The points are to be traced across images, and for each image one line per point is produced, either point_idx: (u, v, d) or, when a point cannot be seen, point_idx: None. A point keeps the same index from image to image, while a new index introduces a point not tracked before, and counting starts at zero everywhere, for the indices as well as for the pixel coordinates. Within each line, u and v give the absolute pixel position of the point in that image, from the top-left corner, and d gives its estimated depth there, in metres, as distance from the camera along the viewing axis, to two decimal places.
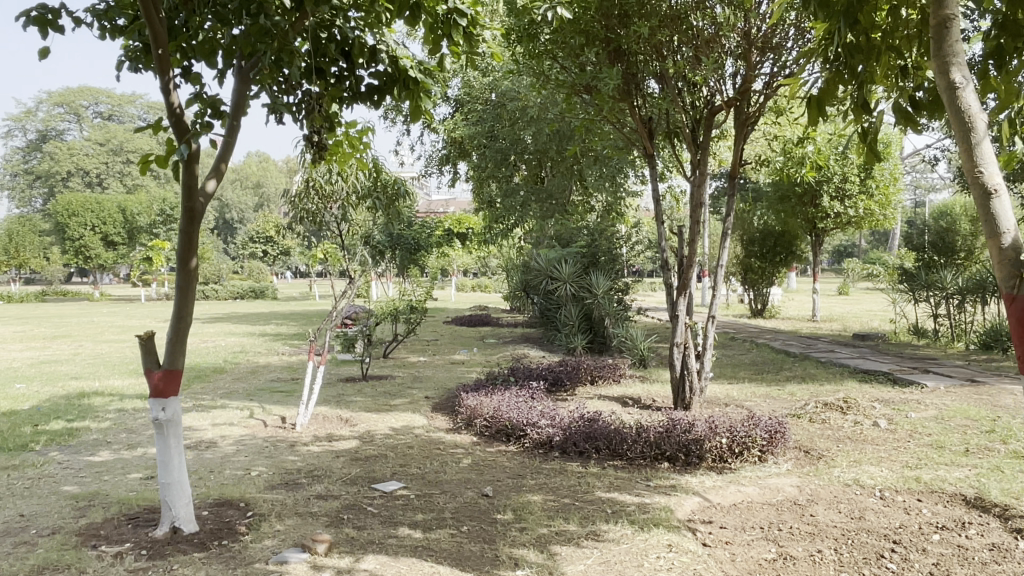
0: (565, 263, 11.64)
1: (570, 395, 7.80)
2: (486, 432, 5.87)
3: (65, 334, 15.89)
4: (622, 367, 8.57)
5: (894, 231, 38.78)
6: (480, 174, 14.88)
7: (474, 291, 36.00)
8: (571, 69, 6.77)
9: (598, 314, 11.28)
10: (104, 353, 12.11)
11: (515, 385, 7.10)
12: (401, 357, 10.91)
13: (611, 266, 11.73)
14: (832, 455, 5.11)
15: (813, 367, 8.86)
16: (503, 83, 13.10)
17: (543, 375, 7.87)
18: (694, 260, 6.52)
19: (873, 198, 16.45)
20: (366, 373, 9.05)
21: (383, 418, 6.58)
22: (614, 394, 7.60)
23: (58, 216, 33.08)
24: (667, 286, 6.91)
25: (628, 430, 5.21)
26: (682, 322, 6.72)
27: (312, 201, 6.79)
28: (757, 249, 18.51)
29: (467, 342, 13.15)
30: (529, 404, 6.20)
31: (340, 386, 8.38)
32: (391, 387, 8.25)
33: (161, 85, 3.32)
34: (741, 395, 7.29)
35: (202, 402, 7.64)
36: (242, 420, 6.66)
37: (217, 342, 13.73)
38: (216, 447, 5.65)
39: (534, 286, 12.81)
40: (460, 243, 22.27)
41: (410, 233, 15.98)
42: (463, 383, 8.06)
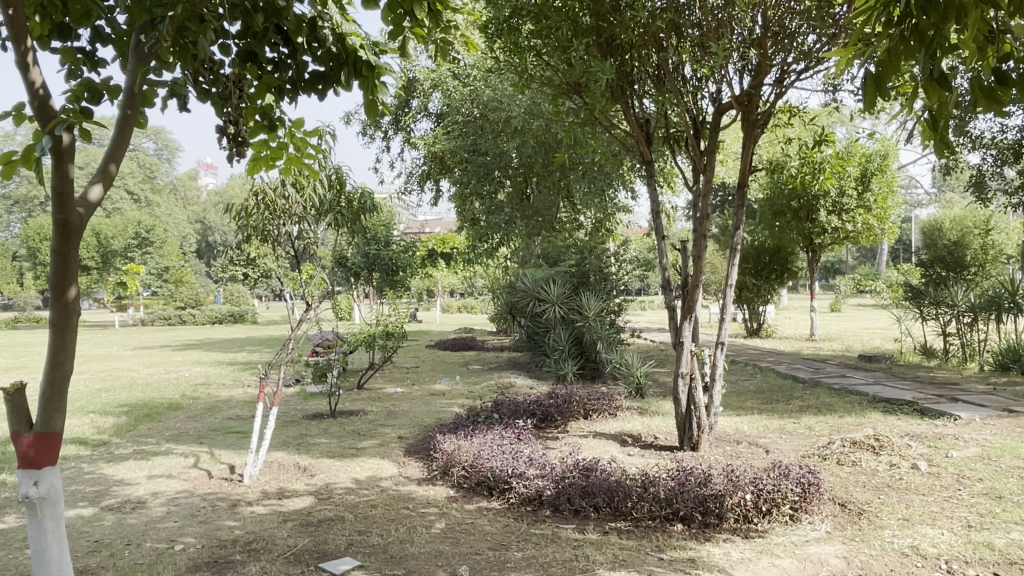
0: (554, 283, 10.86)
1: (562, 432, 6.95)
2: (465, 484, 5.02)
3: (20, 366, 14.80)
4: (618, 400, 7.72)
5: (881, 248, 38.42)
6: (462, 191, 14.09)
7: (459, 312, 35.10)
8: (558, 66, 6.02)
9: (590, 338, 10.48)
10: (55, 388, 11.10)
11: (500, 424, 6.25)
12: (376, 389, 10.03)
13: (603, 286, 10.94)
14: (876, 510, 4.30)
15: (827, 396, 8.07)
16: (484, 93, 12.35)
17: (531, 410, 7.00)
18: (700, 280, 5.70)
19: (871, 212, 15.84)
20: (335, 409, 8.16)
21: (347, 466, 5.71)
22: (612, 430, 6.77)
23: (30, 241, 31.88)
24: (671, 310, 6.08)
25: (632, 483, 4.39)
26: (688, 350, 5.91)
27: (262, 216, 5.92)
28: (751, 266, 17.66)
29: (450, 369, 12.28)
30: (515, 449, 5.36)
31: (304, 426, 7.48)
32: (361, 425, 7.37)
33: (16, 59, 2.53)
34: (755, 433, 6.47)
35: (144, 448, 6.71)
36: (183, 471, 5.75)
37: (181, 373, 12.78)
38: (143, 510, 4.75)
39: (520, 308, 12.00)
40: (445, 264, 21.45)
41: (388, 252, 15.11)
42: (442, 421, 7.20)
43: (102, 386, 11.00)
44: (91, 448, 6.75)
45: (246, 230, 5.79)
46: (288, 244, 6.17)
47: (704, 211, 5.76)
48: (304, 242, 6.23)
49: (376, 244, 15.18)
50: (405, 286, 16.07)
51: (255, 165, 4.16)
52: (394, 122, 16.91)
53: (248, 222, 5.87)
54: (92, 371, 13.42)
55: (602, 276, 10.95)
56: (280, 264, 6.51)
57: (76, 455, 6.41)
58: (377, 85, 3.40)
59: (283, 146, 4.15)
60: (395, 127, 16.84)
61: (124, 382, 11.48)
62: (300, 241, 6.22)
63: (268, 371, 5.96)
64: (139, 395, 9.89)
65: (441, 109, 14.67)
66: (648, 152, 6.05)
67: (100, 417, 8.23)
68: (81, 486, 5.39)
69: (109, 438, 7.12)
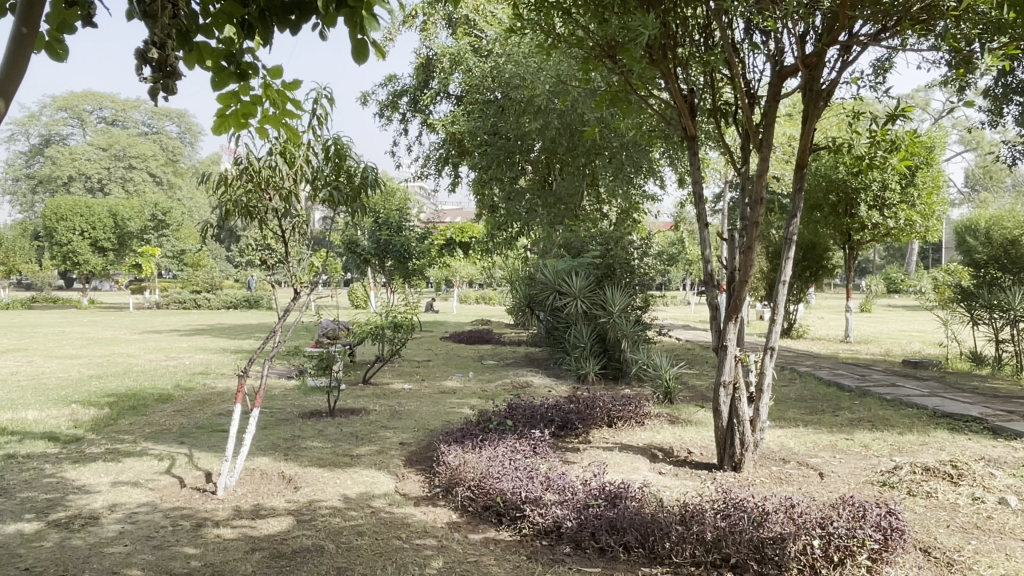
0: (576, 276, 10.09)
1: (584, 442, 6.19)
2: (471, 508, 4.30)
3: (21, 347, 14.26)
4: (647, 407, 6.93)
5: (912, 249, 37.24)
6: (481, 176, 13.32)
7: (477, 303, 34.40)
8: (592, 23, 5.26)
9: (615, 336, 9.72)
10: (48, 372, 10.51)
11: (513, 433, 5.49)
12: (382, 384, 9.32)
13: (629, 281, 10.18)
14: (970, 562, 3.50)
15: (880, 409, 7.22)
16: (507, 69, 11.57)
17: (550, 416, 6.25)
18: (748, 275, 4.89)
19: (916, 208, 14.84)
20: (335, 407, 7.46)
21: (338, 478, 4.98)
22: (640, 442, 6.00)
23: (47, 220, 31.58)
24: (713, 308, 5.28)
25: (671, 518, 3.63)
26: (732, 356, 5.12)
27: (243, 192, 5.16)
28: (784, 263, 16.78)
29: (464, 364, 11.55)
30: (529, 466, 4.62)
31: (299, 426, 6.78)
32: (360, 427, 6.64)
33: None
34: (806, 453, 5.66)
35: (119, 446, 6.04)
36: (152, 479, 5.06)
37: (182, 359, 12.18)
38: (94, 527, 4.05)
39: (538, 302, 11.26)
40: (462, 255, 20.71)
41: (400, 237, 14.40)
42: (449, 426, 6.46)
43: (96, 372, 10.39)
44: (60, 444, 6.09)
45: (221, 212, 4.98)
46: (270, 227, 5.38)
47: (758, 195, 4.86)
48: (291, 222, 5.47)
49: (388, 229, 14.49)
50: (420, 275, 15.37)
51: (223, 124, 3.40)
52: (412, 104, 16.15)
53: (219, 204, 5.02)
54: (90, 355, 12.86)
55: (627, 269, 10.16)
56: (266, 248, 5.75)
57: (42, 454, 5.75)
58: (363, 18, 2.58)
59: (258, 100, 3.39)
60: (413, 109, 16.08)
61: (121, 368, 10.87)
62: (284, 222, 5.46)
63: (249, 366, 5.15)
64: (130, 384, 9.26)
65: (461, 89, 13.89)
66: (691, 127, 5.26)
67: (82, 409, 7.58)
68: (34, 493, 4.72)
69: (84, 434, 6.46)
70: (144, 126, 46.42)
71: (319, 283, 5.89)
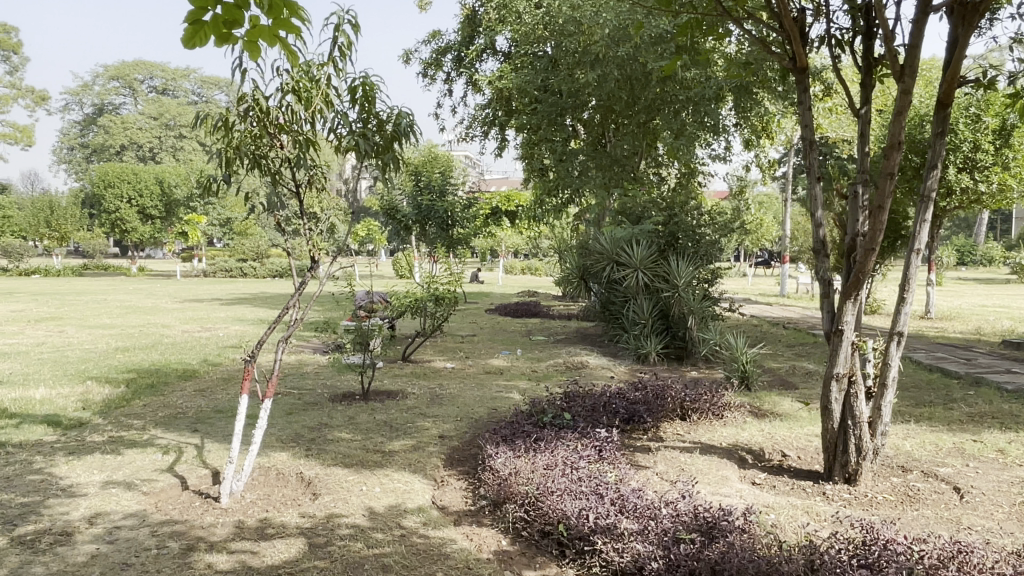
0: (637, 245, 9.08)
1: (654, 439, 5.27)
2: (524, 532, 3.45)
3: (56, 316, 13.88)
4: (725, 397, 5.94)
5: (982, 219, 35.03)
6: (530, 137, 12.33)
7: (522, 274, 33.49)
8: None
9: (679, 312, 8.71)
10: (76, 344, 10.00)
11: (574, 432, 4.60)
12: (423, 362, 8.52)
13: (695, 250, 9.12)
14: None
15: (1002, 404, 6.10)
16: (558, 17, 10.49)
17: (615, 408, 5.33)
18: (875, 239, 3.85)
19: (1010, 171, 13.21)
20: (369, 390, 6.66)
21: (364, 484, 4.16)
22: (723, 441, 5.04)
23: (95, 187, 31.61)
24: (825, 283, 4.25)
25: (798, 568, 2.69)
26: (848, 342, 4.13)
27: (248, 138, 4.25)
28: None
29: (511, 340, 10.69)
30: (596, 477, 3.74)
31: (326, 412, 5.99)
32: (395, 415, 5.81)
33: None
34: (929, 464, 4.63)
35: (125, 434, 5.35)
36: (149, 479, 4.31)
37: (216, 331, 11.59)
38: (62, 549, 3.30)
39: (592, 272, 10.31)
40: (509, 224, 19.76)
41: (444, 202, 13.54)
42: (496, 419, 5.58)
43: (124, 344, 9.85)
44: (60, 431, 5.42)
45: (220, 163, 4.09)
46: (284, 184, 4.50)
47: (893, 138, 3.73)
48: (308, 176, 4.59)
49: (430, 193, 13.64)
50: (464, 244, 14.52)
51: (196, 35, 2.52)
52: (458, 62, 15.12)
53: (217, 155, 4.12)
54: (124, 326, 12.36)
55: (693, 239, 9.13)
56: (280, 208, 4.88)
57: (35, 443, 5.07)
58: None
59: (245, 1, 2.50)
60: (459, 67, 15.07)
61: (151, 341, 10.31)
62: (300, 177, 4.60)
63: (257, 350, 4.29)
64: (156, 358, 8.66)
65: (509, 43, 12.84)
66: (802, 55, 4.19)
67: (97, 388, 6.96)
68: (9, 496, 4.01)
69: (91, 418, 5.79)
70: (194, 96, 46.33)
71: (343, 251, 5.03)
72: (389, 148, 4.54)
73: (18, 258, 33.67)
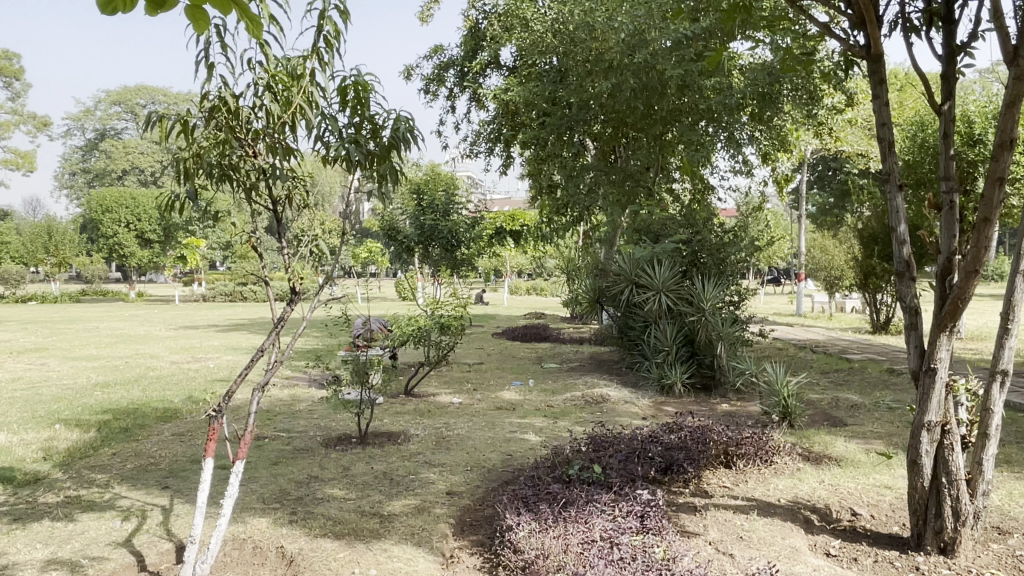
0: (659, 264, 8.39)
1: (696, 492, 4.53)
2: None
3: (41, 347, 13.18)
4: (773, 440, 5.21)
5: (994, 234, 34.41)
6: (538, 154, 11.69)
7: (528, 294, 32.88)
8: None
9: (706, 337, 8.01)
10: (54, 379, 9.29)
11: (609, 492, 3.88)
12: (428, 396, 7.81)
13: (720, 269, 8.42)
14: None
15: None
16: (565, 25, 9.88)
17: (649, 454, 4.63)
18: (980, 256, 3.14)
19: None
20: (368, 433, 5.94)
21: (358, 562, 3.42)
22: (780, 496, 4.32)
23: (92, 212, 31.07)
24: (909, 310, 3.54)
25: None
26: (941, 381, 3.42)
27: (213, 144, 3.52)
28: (881, 249, 15.12)
29: (521, 369, 9.95)
30: (647, 558, 3.01)
31: (319, 461, 5.27)
32: (396, 464, 5.09)
33: None
34: None
35: (83, 493, 4.62)
36: (99, 556, 3.59)
37: (207, 362, 10.88)
38: None
39: (607, 296, 9.60)
40: (514, 244, 19.05)
41: (447, 222, 12.87)
42: (512, 470, 4.86)
43: (104, 379, 9.12)
44: (9, 490, 4.70)
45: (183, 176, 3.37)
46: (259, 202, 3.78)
47: (1003, 135, 3.07)
48: (286, 192, 3.91)
49: (433, 213, 12.96)
50: (469, 265, 13.84)
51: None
52: (462, 77, 14.50)
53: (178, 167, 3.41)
54: (110, 357, 11.65)
55: (718, 258, 8.42)
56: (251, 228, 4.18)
57: None
58: None
59: None
60: (462, 83, 14.45)
61: (134, 374, 9.60)
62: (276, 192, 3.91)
63: (227, 403, 3.32)
64: (136, 395, 7.94)
65: (515, 56, 12.24)
66: (878, 40, 3.50)
67: (64, 433, 6.24)
68: None
69: (48, 472, 5.07)
70: None
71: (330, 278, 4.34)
72: (386, 158, 3.88)
73: (15, 285, 33.06)
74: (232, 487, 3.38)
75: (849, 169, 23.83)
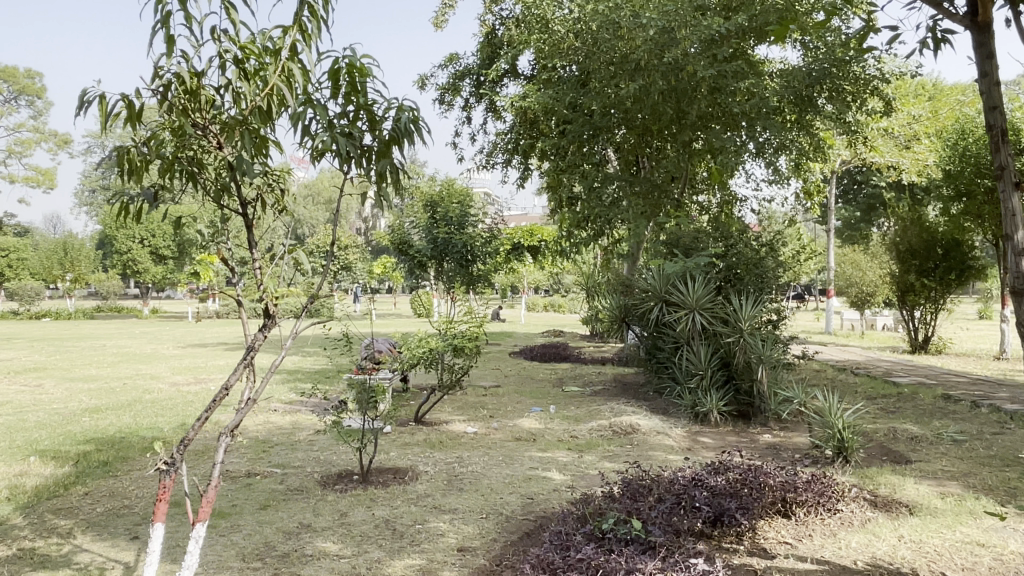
0: (692, 281, 7.70)
1: (753, 549, 3.84)
2: None
3: (40, 367, 12.66)
4: (836, 485, 4.50)
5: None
6: (558, 164, 11.06)
7: (545, 310, 32.15)
8: None
9: (744, 360, 7.30)
10: (43, 403, 8.73)
11: (654, 558, 3.20)
12: (440, 424, 7.15)
13: (759, 285, 7.73)
14: None
15: None
16: (587, 26, 9.28)
17: (696, 503, 3.95)
18: None
19: None
20: (371, 470, 5.29)
21: None
22: (856, 559, 3.61)
23: (106, 228, 30.78)
24: None
25: None
26: None
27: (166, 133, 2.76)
28: (919, 263, 14.33)
29: (540, 392, 9.26)
30: None
31: (314, 504, 4.64)
32: (402, 510, 4.45)
33: None
34: None
35: (41, 545, 4.01)
36: None
37: (209, 384, 10.30)
38: None
39: (634, 314, 8.90)
40: (532, 259, 18.38)
41: (462, 235, 12.24)
42: (536, 520, 4.19)
43: (96, 404, 8.55)
44: None
45: (130, 171, 2.67)
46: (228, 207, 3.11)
47: None
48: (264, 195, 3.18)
49: (447, 225, 12.31)
50: (485, 281, 13.20)
51: None
52: (478, 86, 13.94)
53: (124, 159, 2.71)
54: (109, 378, 11.10)
55: (756, 274, 7.74)
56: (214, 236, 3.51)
57: None
58: None
59: None
60: (478, 92, 13.88)
61: (129, 397, 9.01)
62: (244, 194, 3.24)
63: (183, 453, 2.63)
64: (126, 422, 7.35)
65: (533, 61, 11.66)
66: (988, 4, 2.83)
67: (38, 467, 5.66)
68: None
69: (7, 517, 4.47)
70: None
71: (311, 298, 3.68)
72: (385, 158, 3.24)
73: (29, 302, 32.77)
74: (192, 554, 2.72)
75: (878, 181, 22.98)
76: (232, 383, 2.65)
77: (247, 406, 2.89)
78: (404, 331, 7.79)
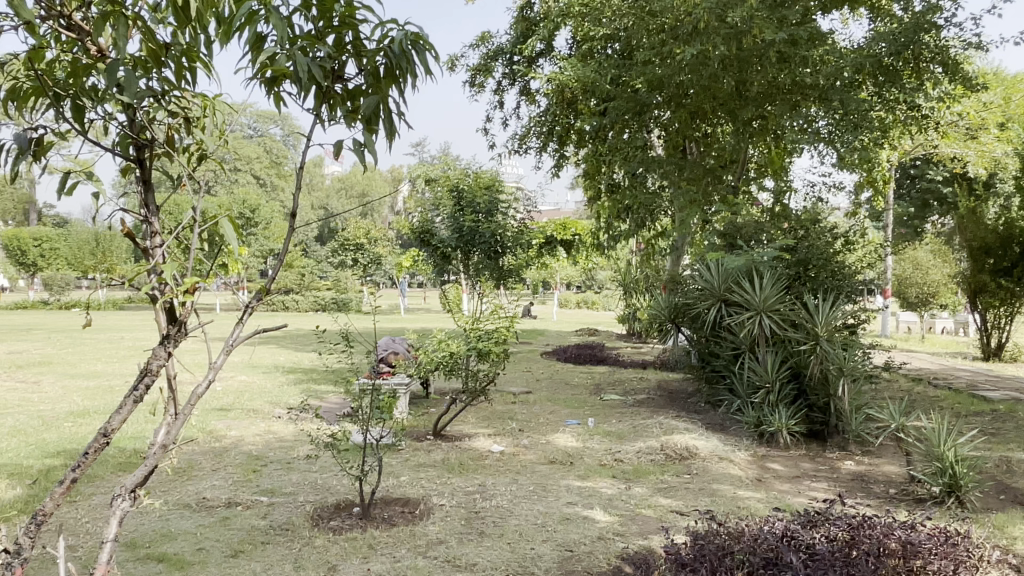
0: (758, 278, 6.62)
1: None
2: None
3: (46, 362, 11.98)
4: (971, 545, 3.45)
5: None
6: (600, 148, 10.04)
7: (578, 307, 31.09)
8: None
9: (820, 371, 6.19)
10: (29, 404, 7.96)
11: None
12: (461, 439, 6.19)
13: (835, 284, 6.64)
14: None
15: None
16: None
17: None
18: None
19: None
20: (374, 501, 4.35)
21: None
22: None
23: None
24: None
25: None
26: None
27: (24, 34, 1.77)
28: (993, 262, 13.00)
29: (577, 401, 8.25)
30: None
31: (300, 549, 3.72)
32: (406, 562, 3.51)
33: None
34: None
35: None
36: None
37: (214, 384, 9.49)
38: None
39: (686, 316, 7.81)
40: (565, 253, 17.34)
41: (491, 224, 11.29)
42: None
43: (85, 406, 7.76)
44: None
45: None
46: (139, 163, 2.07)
47: None
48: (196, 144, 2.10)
49: (474, 213, 11.35)
50: (516, 275, 12.18)
51: None
52: (511, 66, 12.94)
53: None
54: (111, 375, 10.34)
55: (832, 271, 6.66)
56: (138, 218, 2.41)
57: None
58: None
59: None
60: (511, 72, 12.89)
61: (123, 399, 8.20)
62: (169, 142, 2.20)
63: (36, 531, 1.71)
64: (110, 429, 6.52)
65: (571, 35, 10.63)
66: None
67: None
68: None
69: None
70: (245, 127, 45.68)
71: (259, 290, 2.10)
72: (381, 97, 2.23)
73: (60, 291, 32.60)
74: None
75: (934, 175, 21.50)
76: (113, 429, 1.68)
77: (157, 454, 1.92)
78: (421, 331, 6.85)
